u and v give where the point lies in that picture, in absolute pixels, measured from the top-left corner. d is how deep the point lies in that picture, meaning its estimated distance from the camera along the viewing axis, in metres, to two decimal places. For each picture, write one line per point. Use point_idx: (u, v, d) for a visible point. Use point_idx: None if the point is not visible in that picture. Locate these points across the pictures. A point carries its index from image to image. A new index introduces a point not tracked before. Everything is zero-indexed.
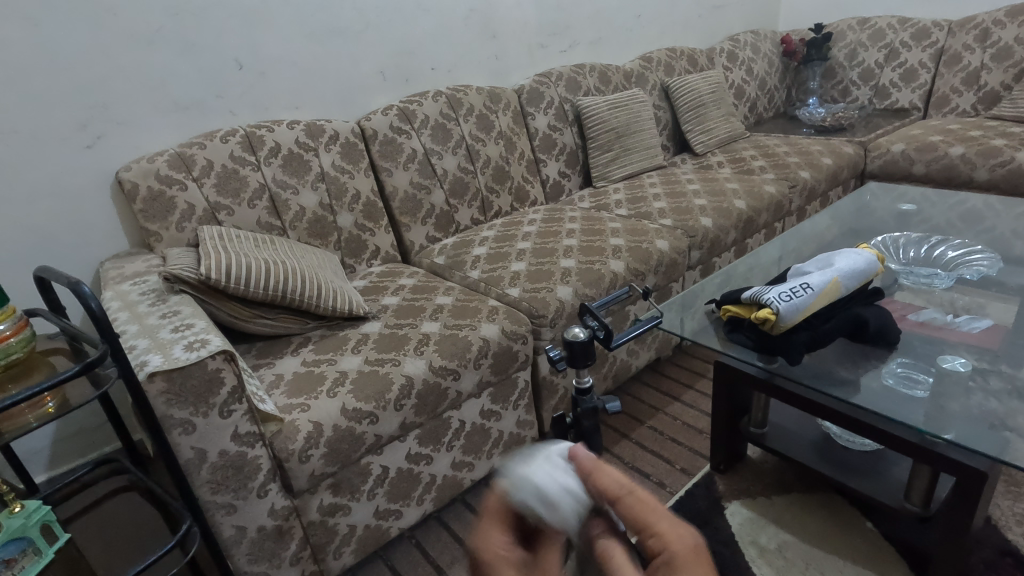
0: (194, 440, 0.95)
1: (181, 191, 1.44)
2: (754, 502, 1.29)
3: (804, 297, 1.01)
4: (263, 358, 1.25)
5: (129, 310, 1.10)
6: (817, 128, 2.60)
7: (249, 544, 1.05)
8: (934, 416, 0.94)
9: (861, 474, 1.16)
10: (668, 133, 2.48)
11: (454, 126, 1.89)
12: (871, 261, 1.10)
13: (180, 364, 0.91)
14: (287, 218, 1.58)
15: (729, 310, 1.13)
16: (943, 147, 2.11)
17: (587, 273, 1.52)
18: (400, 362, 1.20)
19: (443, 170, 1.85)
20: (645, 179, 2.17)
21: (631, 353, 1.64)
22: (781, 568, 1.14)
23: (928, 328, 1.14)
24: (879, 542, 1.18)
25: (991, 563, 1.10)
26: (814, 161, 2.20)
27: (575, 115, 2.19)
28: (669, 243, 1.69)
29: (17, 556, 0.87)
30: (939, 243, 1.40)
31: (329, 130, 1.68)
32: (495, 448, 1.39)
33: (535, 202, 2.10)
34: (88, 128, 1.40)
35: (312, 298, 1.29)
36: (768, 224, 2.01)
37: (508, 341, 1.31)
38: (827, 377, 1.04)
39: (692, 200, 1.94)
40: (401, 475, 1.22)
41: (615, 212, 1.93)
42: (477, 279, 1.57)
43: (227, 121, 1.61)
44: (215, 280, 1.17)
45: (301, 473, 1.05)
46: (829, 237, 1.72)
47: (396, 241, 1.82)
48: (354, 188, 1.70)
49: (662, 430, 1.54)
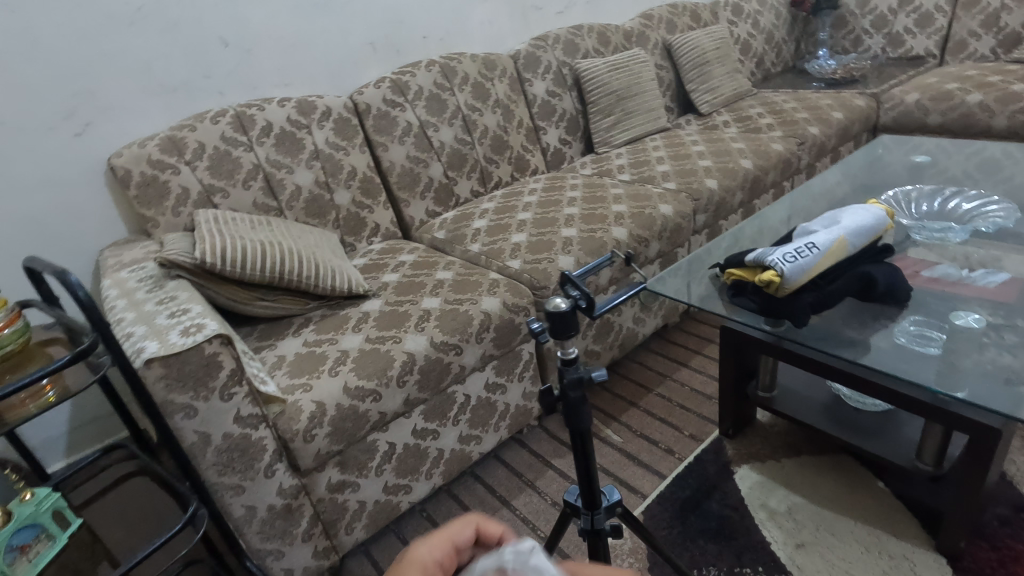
0: (196, 424, 0.95)
1: (175, 175, 1.42)
2: (763, 466, 1.28)
3: (810, 257, 0.98)
4: (265, 340, 1.25)
5: (127, 298, 1.10)
6: (827, 81, 2.50)
7: (260, 523, 1.06)
8: (948, 372, 0.91)
9: (872, 434, 1.15)
10: (671, 94, 2.40)
11: (449, 97, 1.84)
12: (880, 216, 1.06)
13: (176, 349, 0.90)
14: (284, 198, 1.56)
15: (733, 273, 1.10)
16: (959, 95, 2.02)
17: (589, 241, 1.50)
18: (401, 339, 1.19)
19: (439, 143, 1.82)
20: (648, 143, 2.11)
21: (637, 321, 1.62)
22: (791, 530, 1.14)
23: (941, 284, 1.10)
24: (891, 501, 1.17)
25: (1006, 519, 1.09)
26: (823, 116, 2.12)
27: (574, 79, 2.12)
28: (672, 207, 1.65)
29: (32, 541, 0.93)
30: (953, 195, 1.35)
31: (321, 106, 1.64)
32: (502, 420, 1.38)
33: (536, 171, 2.05)
34: (75, 116, 1.38)
35: (310, 279, 1.28)
36: (777, 183, 1.95)
37: (510, 313, 1.30)
38: (836, 337, 1.01)
39: (696, 161, 1.89)
40: (409, 451, 1.22)
41: (617, 178, 1.89)
42: (478, 253, 1.55)
43: (216, 102, 1.58)
44: (210, 264, 1.16)
45: (307, 452, 1.06)
46: (839, 194, 1.67)
47: (396, 217, 1.79)
48: (350, 165, 1.67)
49: (670, 397, 1.53)
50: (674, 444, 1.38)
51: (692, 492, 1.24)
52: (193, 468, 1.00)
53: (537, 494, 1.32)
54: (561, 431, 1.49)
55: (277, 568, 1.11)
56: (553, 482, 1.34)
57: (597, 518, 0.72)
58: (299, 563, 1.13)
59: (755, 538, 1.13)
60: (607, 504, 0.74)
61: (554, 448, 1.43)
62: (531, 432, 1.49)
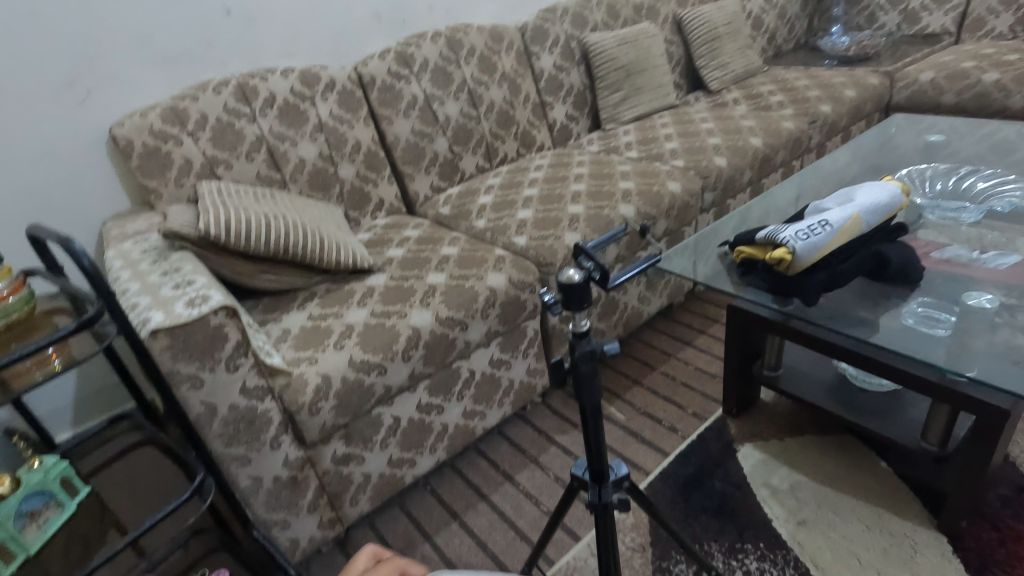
0: (203, 395, 0.95)
1: (177, 146, 1.40)
2: (766, 444, 1.29)
3: (822, 235, 0.96)
4: (269, 313, 1.24)
5: (131, 268, 1.09)
6: (840, 59, 2.45)
7: (266, 494, 1.07)
8: (958, 353, 0.90)
9: (877, 414, 1.15)
10: (681, 70, 2.35)
11: (455, 69, 1.81)
12: (895, 194, 1.04)
13: (181, 321, 0.90)
14: (287, 171, 1.54)
15: (743, 251, 1.08)
16: (976, 74, 1.98)
17: (596, 218, 1.48)
18: (406, 313, 1.18)
19: (445, 117, 1.79)
20: (656, 120, 2.08)
21: (642, 299, 1.61)
22: (792, 508, 1.14)
23: (953, 265, 1.09)
24: (893, 480, 1.17)
25: (1008, 500, 1.09)
26: (836, 94, 2.08)
27: (582, 53, 2.08)
28: (681, 185, 1.63)
29: (41, 509, 0.95)
30: (969, 174, 1.33)
31: (324, 78, 1.61)
32: (506, 396, 1.39)
33: (542, 148, 2.03)
34: (75, 84, 1.36)
35: (314, 252, 1.27)
36: (786, 162, 1.92)
37: (516, 290, 1.29)
38: (845, 317, 1.00)
39: (705, 139, 1.86)
40: (413, 425, 1.23)
41: (625, 155, 1.86)
42: (483, 228, 1.53)
43: (218, 71, 1.55)
44: (215, 236, 1.15)
45: (312, 425, 1.06)
46: (850, 174, 1.64)
47: (400, 192, 1.77)
48: (354, 138, 1.64)
49: (674, 375, 1.53)
50: (678, 423, 1.38)
51: (695, 470, 1.25)
52: (199, 439, 1.01)
53: (540, 469, 1.33)
54: (564, 408, 1.49)
55: (283, 538, 1.12)
56: (556, 458, 1.34)
57: (604, 491, 0.73)
58: (305, 533, 1.15)
59: (757, 515, 1.14)
60: (615, 478, 0.74)
61: (557, 425, 1.43)
62: (535, 408, 1.50)
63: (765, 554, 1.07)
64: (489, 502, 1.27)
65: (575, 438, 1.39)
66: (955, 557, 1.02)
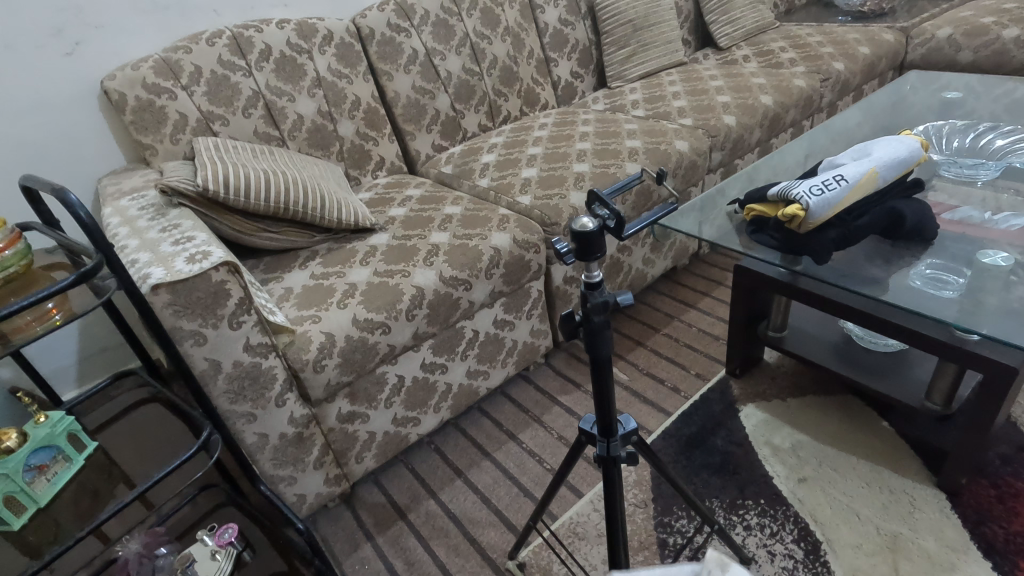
0: (206, 351, 0.95)
1: (171, 100, 1.36)
2: (769, 405, 1.29)
3: (836, 191, 0.94)
4: (271, 272, 1.23)
5: (129, 225, 1.07)
6: (854, 15, 2.37)
7: (273, 450, 1.07)
8: (969, 311, 0.89)
9: (882, 374, 1.14)
10: (690, 25, 2.27)
11: (456, 23, 1.74)
12: (913, 149, 1.01)
13: (182, 276, 0.88)
14: (285, 128, 1.51)
15: (754, 209, 1.06)
16: (996, 30, 1.91)
17: (601, 177, 1.45)
18: (410, 273, 1.17)
19: (446, 73, 1.73)
20: (664, 78, 2.02)
21: (646, 261, 1.59)
22: (794, 466, 1.16)
23: (967, 225, 1.07)
24: (894, 439, 1.18)
25: (1008, 458, 1.10)
26: (849, 51, 2.02)
27: (588, 7, 2.00)
28: (689, 144, 1.59)
29: (49, 462, 0.96)
30: (987, 130, 1.30)
31: (322, 30, 1.55)
32: (509, 357, 1.39)
33: (546, 106, 1.97)
34: (64, 33, 1.31)
35: (315, 211, 1.25)
36: (796, 122, 1.88)
37: (520, 250, 1.27)
38: (855, 275, 0.99)
39: (714, 97, 1.80)
40: (417, 384, 1.23)
41: (631, 113, 1.82)
42: (486, 188, 1.51)
43: (212, 22, 1.49)
44: (213, 192, 1.12)
45: (317, 383, 1.06)
46: (862, 133, 1.60)
47: (401, 151, 1.73)
48: (353, 94, 1.60)
49: (677, 337, 1.52)
50: (681, 383, 1.38)
51: (697, 429, 1.26)
52: (204, 396, 1.01)
53: (544, 428, 1.34)
54: (567, 369, 1.49)
55: (290, 493, 1.14)
56: (559, 417, 1.35)
57: (613, 445, 0.72)
58: (311, 489, 1.16)
59: (758, 473, 1.15)
60: (623, 432, 0.74)
61: (560, 385, 1.44)
62: (538, 369, 1.50)
63: (765, 509, 1.09)
64: (493, 460, 1.28)
65: (578, 398, 1.39)
66: (953, 513, 1.03)
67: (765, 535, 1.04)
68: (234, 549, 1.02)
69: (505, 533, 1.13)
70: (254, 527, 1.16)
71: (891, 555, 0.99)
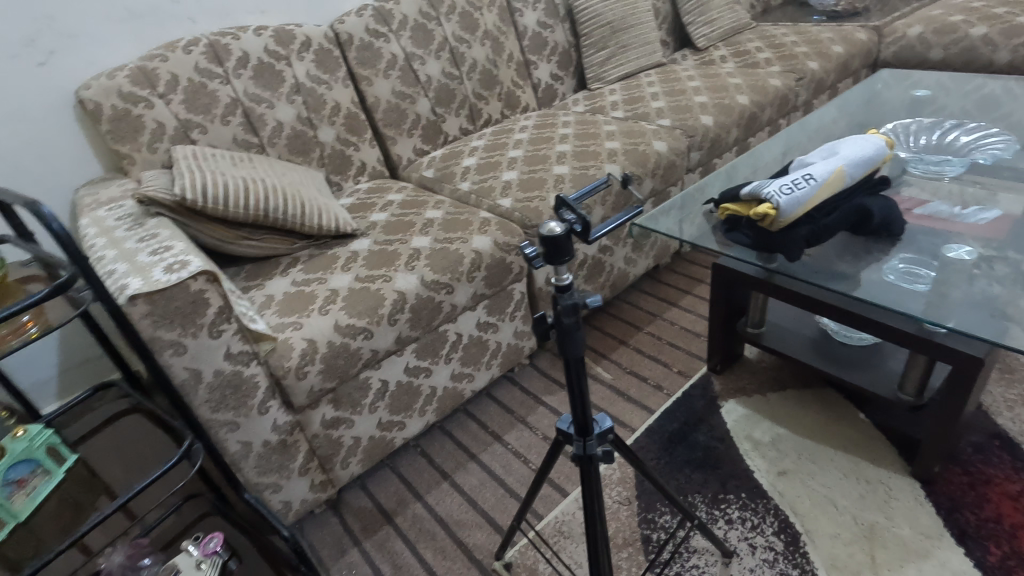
0: (186, 361, 0.94)
1: (149, 109, 1.36)
2: (749, 400, 1.31)
3: (806, 189, 0.96)
4: (252, 280, 1.22)
5: (106, 236, 1.06)
6: (829, 15, 2.41)
7: (257, 457, 1.07)
8: (936, 304, 0.91)
9: (857, 367, 1.17)
10: (668, 26, 2.30)
11: (435, 27, 1.75)
12: (880, 147, 1.04)
13: (160, 286, 0.88)
14: (265, 135, 1.50)
15: (727, 209, 1.08)
16: (964, 28, 1.96)
17: (581, 179, 1.47)
18: (391, 278, 1.17)
19: (426, 77, 1.74)
20: (643, 79, 2.04)
21: (628, 261, 1.61)
22: (773, 459, 1.18)
23: (934, 221, 1.10)
24: (871, 431, 1.20)
25: (979, 446, 1.13)
26: (824, 50, 2.05)
27: (566, 10, 2.02)
28: (667, 144, 1.61)
29: (29, 476, 0.95)
30: (953, 127, 1.33)
31: (300, 36, 1.55)
32: (494, 358, 1.40)
33: (527, 109, 1.99)
34: (36, 43, 1.30)
35: (295, 217, 1.25)
36: (773, 121, 1.91)
37: (502, 252, 1.28)
38: (828, 272, 1.01)
39: (692, 97, 1.83)
40: (402, 388, 1.24)
41: (610, 114, 1.84)
42: (468, 192, 1.51)
43: (189, 30, 1.49)
44: (191, 201, 1.12)
45: (300, 389, 1.06)
46: (836, 130, 1.63)
47: (383, 156, 1.74)
48: (333, 100, 1.60)
49: (659, 335, 1.54)
50: (663, 381, 1.40)
51: (679, 425, 1.28)
52: (186, 405, 1.00)
53: (529, 429, 1.35)
54: (551, 369, 1.51)
55: (276, 501, 1.14)
56: (544, 417, 1.37)
57: (589, 443, 0.74)
58: (297, 496, 1.16)
59: (740, 467, 1.17)
60: (599, 431, 0.75)
61: (545, 386, 1.45)
62: (522, 370, 1.51)
63: (747, 503, 1.10)
64: (479, 461, 1.29)
65: (562, 398, 1.41)
66: (928, 501, 1.06)
67: (747, 529, 1.06)
68: (219, 557, 1.01)
69: (490, 534, 1.14)
70: (240, 535, 1.16)
71: (868, 544, 1.01)
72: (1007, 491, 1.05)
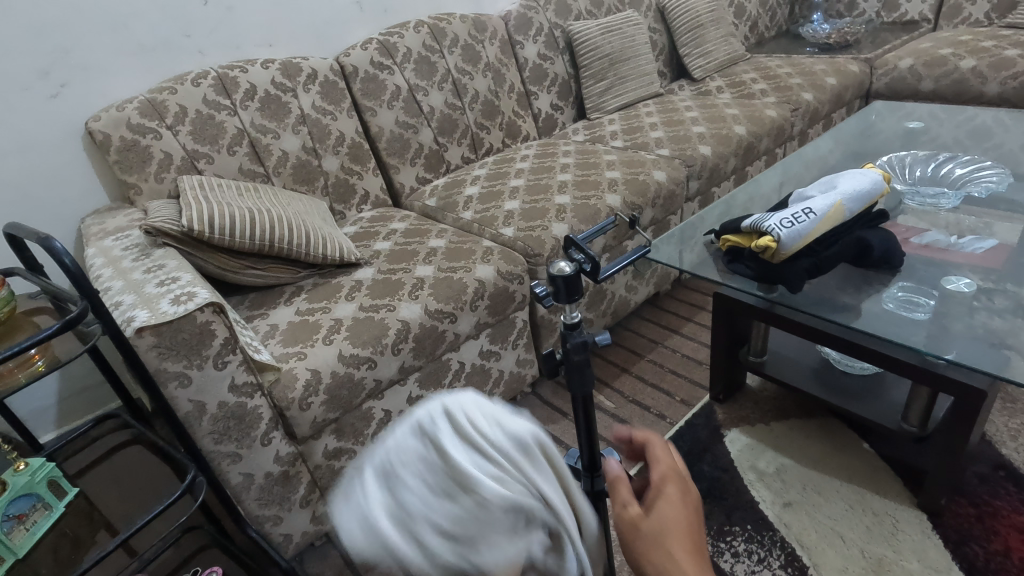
0: (191, 393, 0.94)
1: (157, 140, 1.38)
2: (753, 429, 1.31)
3: (806, 223, 0.98)
4: (256, 309, 1.23)
5: (113, 266, 1.07)
6: (821, 47, 2.47)
7: (258, 490, 1.06)
8: (937, 336, 0.92)
9: (860, 397, 1.17)
10: (665, 58, 2.35)
11: (438, 60, 1.79)
12: (877, 181, 1.06)
13: (168, 318, 0.89)
14: (270, 164, 1.52)
15: (729, 240, 1.10)
16: (953, 60, 2.01)
17: (583, 209, 1.48)
18: (395, 307, 1.18)
19: (429, 107, 1.77)
20: (641, 109, 2.08)
21: (629, 289, 1.62)
22: (779, 490, 1.17)
23: (933, 251, 1.11)
24: (875, 461, 1.20)
25: (985, 477, 1.13)
26: (817, 82, 2.10)
27: (566, 42, 2.07)
28: (666, 174, 1.64)
29: (29, 511, 0.93)
30: (947, 160, 1.35)
31: (306, 69, 1.59)
32: (496, 387, 1.39)
33: (528, 138, 2.02)
34: (49, 75, 1.32)
35: (300, 247, 1.26)
36: (769, 150, 1.94)
37: (505, 281, 1.29)
38: (829, 303, 1.02)
39: (690, 128, 1.86)
40: (404, 418, 1.23)
41: (610, 144, 1.87)
42: (470, 220, 1.53)
43: (198, 63, 1.52)
44: (198, 231, 1.13)
45: (303, 420, 1.06)
46: (832, 160, 1.67)
47: (386, 185, 1.76)
48: (337, 130, 1.63)
49: (661, 363, 1.54)
50: (666, 410, 1.40)
51: (684, 455, 1.27)
52: (189, 437, 1.00)
53: None
54: (553, 398, 1.51)
55: (275, 534, 1.12)
56: None
57: None
58: (298, 529, 1.14)
59: (745, 498, 1.16)
60: None
61: (547, 414, 1.45)
62: (524, 399, 1.51)
63: (752, 536, 1.09)
64: None
65: (566, 426, 1.40)
66: (935, 533, 1.05)
67: (753, 562, 1.05)
68: None
69: None
70: (239, 570, 1.14)
71: None
72: (1015, 523, 1.04)
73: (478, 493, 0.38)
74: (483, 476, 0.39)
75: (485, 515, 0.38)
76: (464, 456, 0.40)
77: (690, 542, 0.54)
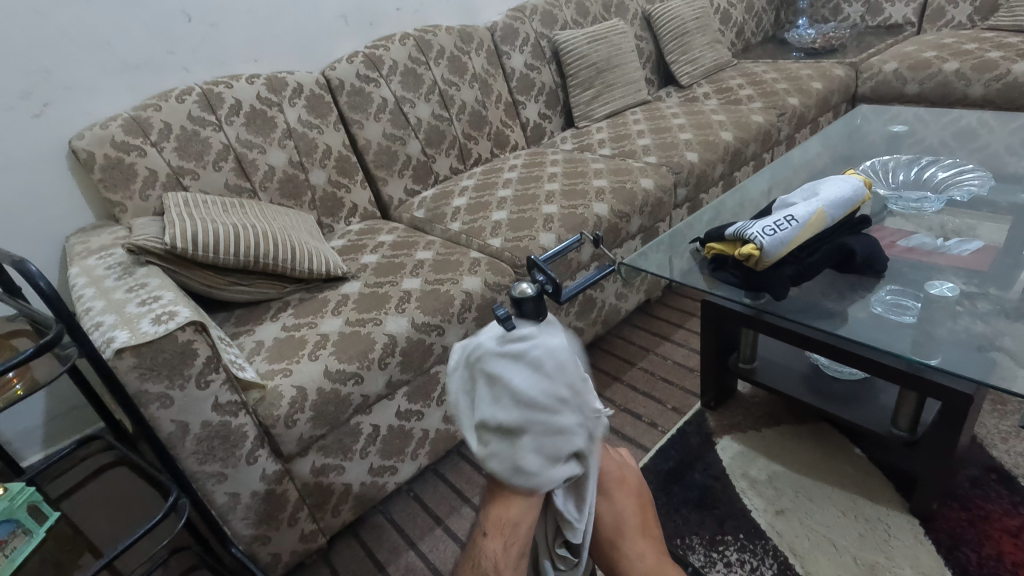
0: (174, 413, 0.94)
1: (141, 157, 1.37)
2: (744, 436, 1.30)
3: (789, 230, 0.98)
4: (241, 326, 1.22)
5: (96, 286, 1.06)
6: (807, 51, 2.48)
7: (244, 509, 1.05)
8: (922, 342, 0.92)
9: (849, 402, 1.17)
10: (652, 65, 2.36)
11: (424, 71, 1.79)
12: (858, 187, 1.06)
13: (148, 338, 0.88)
14: (257, 179, 1.52)
15: (713, 248, 1.10)
16: (937, 63, 2.02)
17: (570, 218, 1.48)
18: (382, 321, 1.17)
19: (416, 119, 1.77)
20: (629, 117, 2.09)
21: (619, 296, 1.62)
22: (771, 498, 1.16)
23: (917, 254, 1.12)
24: (866, 466, 1.20)
25: (976, 480, 1.12)
26: (803, 86, 2.11)
27: (552, 52, 2.08)
28: (654, 181, 1.64)
29: (8, 536, 0.89)
30: (930, 163, 1.36)
31: (291, 83, 1.59)
32: None
33: (516, 147, 2.02)
34: (31, 94, 1.32)
35: (286, 262, 1.25)
36: (757, 155, 1.95)
37: (492, 293, 1.29)
38: (815, 310, 1.02)
39: (677, 135, 1.87)
40: (393, 432, 1.22)
41: (598, 152, 1.87)
42: (457, 232, 1.53)
43: (183, 79, 1.52)
44: (181, 248, 1.12)
45: (289, 437, 1.05)
46: (819, 164, 1.67)
47: (374, 197, 1.76)
48: (324, 143, 1.62)
49: (653, 371, 1.54)
50: (658, 418, 1.39)
51: (675, 463, 1.26)
52: (172, 457, 0.99)
53: None
54: None
55: (263, 553, 1.11)
56: None
57: None
58: (286, 547, 1.13)
59: (736, 507, 1.16)
60: None
61: None
62: None
63: (745, 544, 1.09)
64: (473, 505, 1.26)
65: None
66: (928, 539, 1.04)
67: (745, 572, 1.04)
68: None
69: None
70: None
71: None
72: (1007, 527, 1.04)
73: (568, 429, 0.53)
74: (568, 422, 0.54)
75: (561, 444, 0.54)
76: (563, 398, 0.53)
77: (641, 525, 0.66)
